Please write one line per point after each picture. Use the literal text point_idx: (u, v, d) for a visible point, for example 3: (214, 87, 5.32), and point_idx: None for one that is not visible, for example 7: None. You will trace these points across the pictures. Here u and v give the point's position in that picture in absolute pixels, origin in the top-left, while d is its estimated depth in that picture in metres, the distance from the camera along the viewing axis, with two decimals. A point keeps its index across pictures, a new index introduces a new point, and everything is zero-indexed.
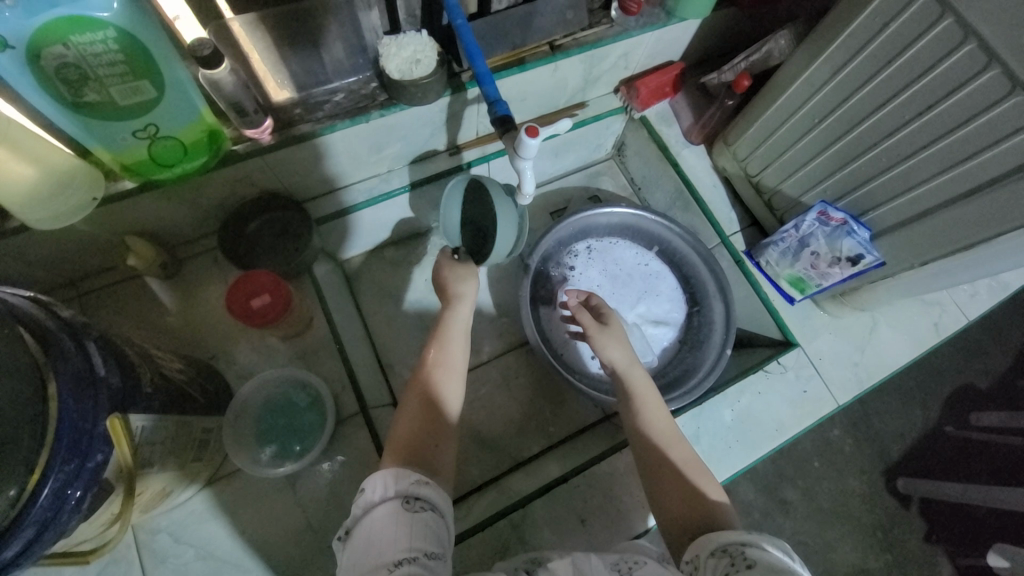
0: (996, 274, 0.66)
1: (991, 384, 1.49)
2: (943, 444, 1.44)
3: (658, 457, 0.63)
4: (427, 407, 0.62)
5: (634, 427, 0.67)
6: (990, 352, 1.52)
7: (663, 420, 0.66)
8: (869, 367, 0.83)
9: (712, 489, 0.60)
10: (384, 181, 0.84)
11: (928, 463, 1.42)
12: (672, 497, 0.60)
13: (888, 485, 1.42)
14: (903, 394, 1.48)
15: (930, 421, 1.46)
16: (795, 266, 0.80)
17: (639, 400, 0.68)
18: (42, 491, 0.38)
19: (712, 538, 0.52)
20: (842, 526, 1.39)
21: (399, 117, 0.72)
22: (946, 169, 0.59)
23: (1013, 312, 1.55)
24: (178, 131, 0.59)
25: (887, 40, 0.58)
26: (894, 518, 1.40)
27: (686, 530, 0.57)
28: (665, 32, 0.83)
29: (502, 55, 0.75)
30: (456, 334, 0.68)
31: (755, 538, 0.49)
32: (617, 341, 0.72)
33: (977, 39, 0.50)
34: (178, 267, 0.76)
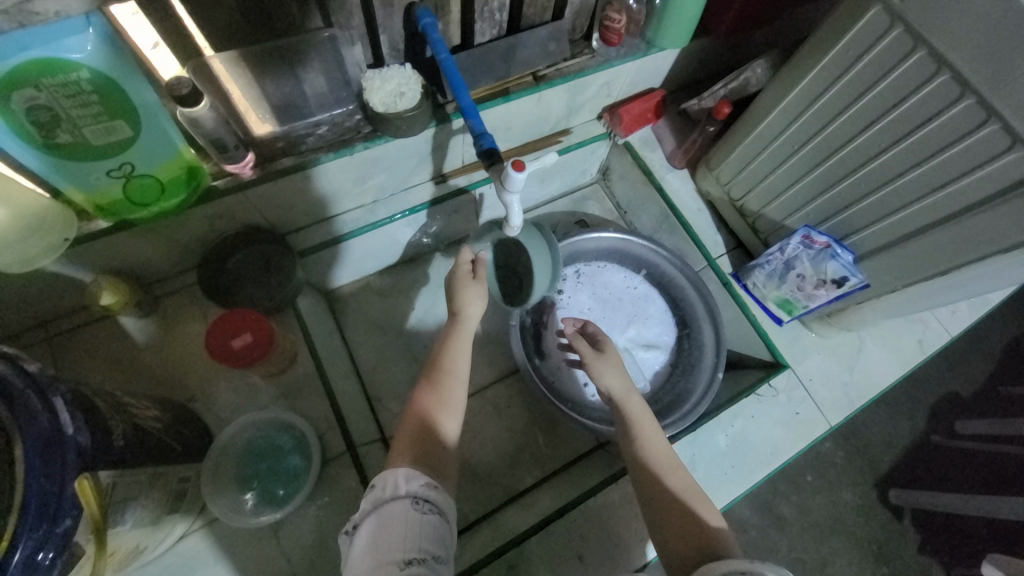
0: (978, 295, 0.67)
1: (976, 393, 1.52)
2: (932, 454, 1.45)
3: (657, 481, 0.62)
4: (428, 427, 0.59)
5: (634, 451, 0.65)
6: (971, 360, 1.55)
7: (659, 443, 0.65)
8: (859, 387, 0.83)
9: (711, 513, 0.60)
10: (369, 212, 0.83)
11: (918, 475, 1.43)
12: (674, 521, 0.59)
13: (880, 497, 1.43)
14: (891, 405, 1.50)
15: (917, 431, 1.48)
16: (782, 288, 0.81)
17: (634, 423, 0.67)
18: (13, 557, 0.36)
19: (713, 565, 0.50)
20: (837, 539, 1.39)
21: (384, 148, 0.72)
22: (925, 195, 0.60)
23: (993, 321, 1.59)
24: (154, 169, 0.57)
25: (863, 70, 0.60)
26: (888, 531, 1.40)
27: (687, 557, 0.56)
28: (646, 61, 0.84)
29: (487, 86, 0.76)
30: (460, 338, 0.67)
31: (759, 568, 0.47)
32: (614, 365, 0.71)
33: (950, 69, 0.52)
34: (155, 306, 0.74)
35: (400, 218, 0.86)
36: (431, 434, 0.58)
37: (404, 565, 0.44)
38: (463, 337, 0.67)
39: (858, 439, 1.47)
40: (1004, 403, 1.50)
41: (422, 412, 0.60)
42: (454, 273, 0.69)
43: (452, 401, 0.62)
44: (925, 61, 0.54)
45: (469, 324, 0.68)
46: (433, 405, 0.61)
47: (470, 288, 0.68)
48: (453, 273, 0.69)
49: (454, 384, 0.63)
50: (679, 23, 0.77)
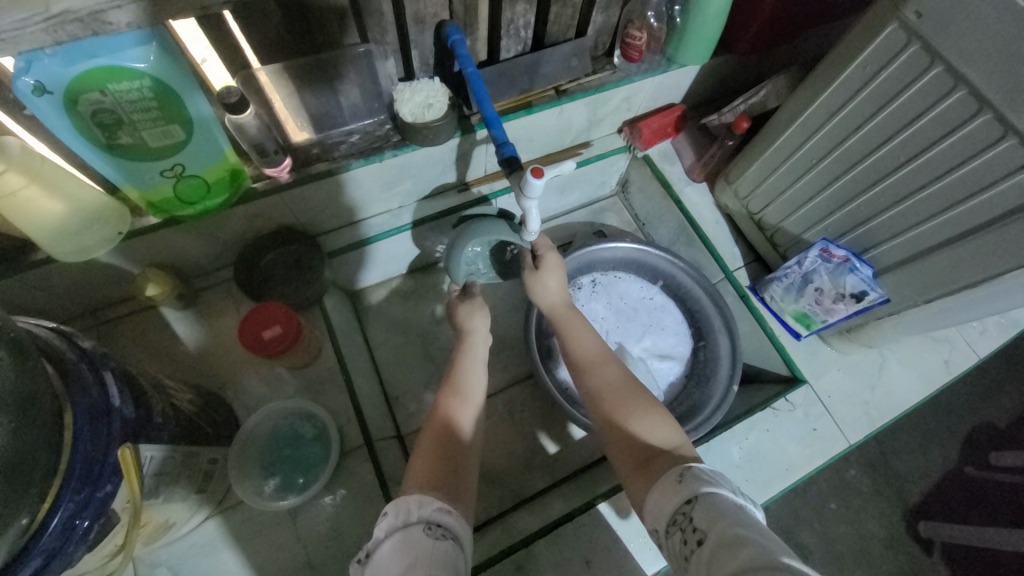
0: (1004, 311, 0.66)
1: (1012, 424, 1.46)
2: (964, 486, 1.40)
3: (603, 393, 0.65)
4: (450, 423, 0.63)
5: (578, 364, 0.70)
6: (1007, 390, 1.49)
7: (599, 355, 0.69)
8: (880, 406, 0.81)
9: (666, 421, 0.61)
10: (395, 216, 0.87)
11: (948, 506, 1.38)
12: (624, 429, 0.61)
13: (910, 531, 1.37)
14: (921, 433, 1.45)
15: (950, 462, 1.42)
16: (800, 301, 0.80)
17: (573, 334, 0.72)
18: (52, 520, 0.39)
19: (664, 497, 0.51)
20: (863, 572, 1.34)
21: (411, 156, 0.76)
22: (944, 211, 0.60)
23: None
24: (202, 169, 0.62)
25: (880, 85, 0.61)
26: (916, 565, 1.34)
27: (642, 464, 0.58)
28: (666, 77, 0.87)
29: (511, 99, 0.79)
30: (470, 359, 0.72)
31: (691, 489, 0.50)
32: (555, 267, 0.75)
33: (966, 86, 0.53)
34: (194, 299, 0.78)
35: (424, 223, 0.90)
36: (449, 427, 0.62)
37: None
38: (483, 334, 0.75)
39: (885, 466, 1.43)
40: None
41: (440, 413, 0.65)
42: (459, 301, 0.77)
43: (468, 396, 0.67)
44: (940, 77, 0.55)
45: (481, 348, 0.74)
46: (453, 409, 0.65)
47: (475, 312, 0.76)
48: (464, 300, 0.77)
49: (470, 375, 0.69)
50: (698, 39, 0.80)
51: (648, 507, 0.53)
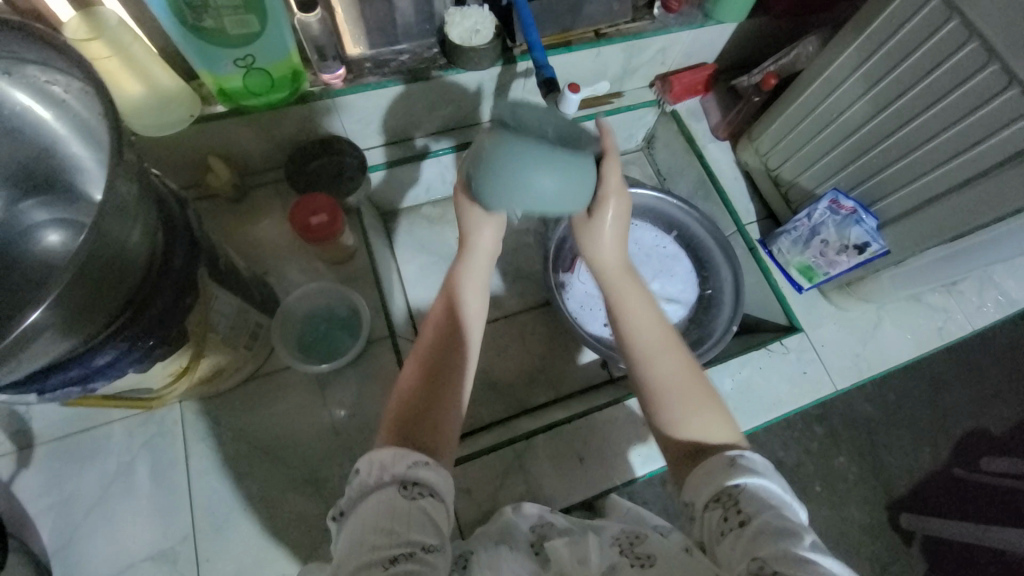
0: (986, 253, 0.73)
1: (1005, 432, 1.50)
2: (947, 483, 1.46)
3: (660, 370, 0.59)
4: (438, 375, 0.57)
5: (629, 334, 0.62)
6: (1005, 399, 1.53)
7: (658, 328, 0.62)
8: (870, 359, 0.86)
9: (714, 413, 0.57)
10: (431, 141, 0.93)
11: (930, 500, 1.44)
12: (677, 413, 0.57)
13: (892, 522, 1.42)
14: (916, 430, 1.48)
15: (939, 460, 1.47)
16: (805, 253, 0.85)
17: (625, 300, 0.64)
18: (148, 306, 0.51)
19: (710, 476, 0.51)
20: (839, 551, 1.40)
21: (454, 79, 0.81)
22: (946, 162, 0.65)
23: None
24: (271, 64, 0.69)
25: (902, 40, 0.64)
26: (893, 552, 1.40)
27: (689, 455, 0.55)
28: (701, 32, 0.91)
29: (552, 35, 0.84)
30: (467, 287, 0.64)
31: (740, 475, 0.49)
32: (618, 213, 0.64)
33: (979, 39, 0.57)
34: (246, 194, 0.85)
35: (458, 149, 0.94)
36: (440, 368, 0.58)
37: (389, 564, 0.41)
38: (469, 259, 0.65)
39: (875, 458, 1.45)
40: None
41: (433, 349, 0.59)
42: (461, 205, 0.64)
43: (462, 336, 0.61)
44: (958, 31, 0.58)
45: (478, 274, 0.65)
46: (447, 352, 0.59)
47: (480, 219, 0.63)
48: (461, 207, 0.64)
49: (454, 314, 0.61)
50: None
51: (687, 489, 0.53)
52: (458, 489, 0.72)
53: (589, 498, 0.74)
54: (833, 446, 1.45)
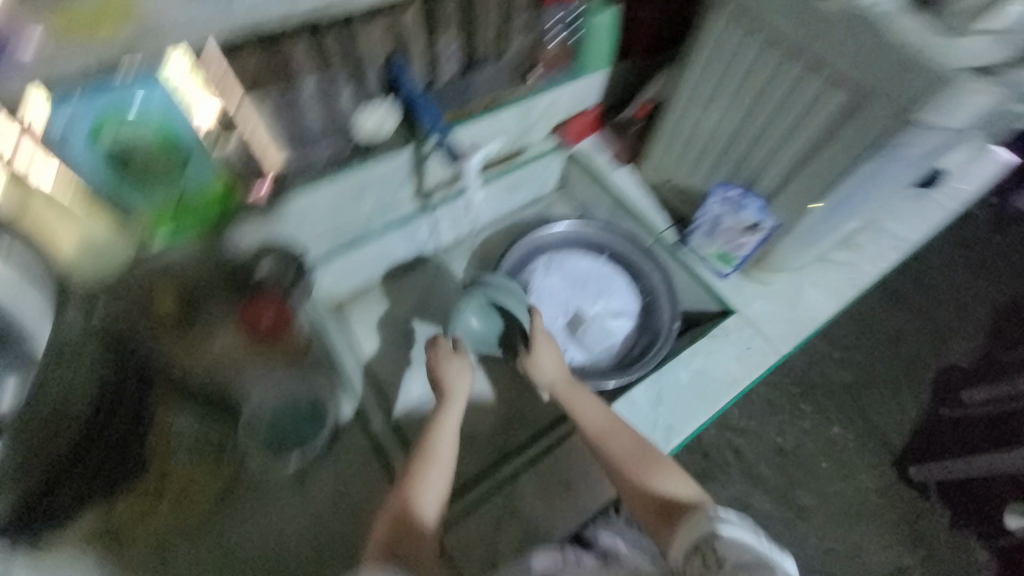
0: (856, 204, 0.84)
1: (973, 363, 1.66)
2: (941, 425, 1.59)
3: (618, 454, 0.73)
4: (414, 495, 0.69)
5: (588, 435, 0.77)
6: (957, 333, 1.69)
7: (602, 417, 0.77)
8: (802, 321, 0.94)
9: (680, 475, 0.71)
10: (365, 225, 1.00)
11: (930, 446, 1.56)
12: (637, 481, 0.71)
13: (902, 475, 1.53)
14: (890, 384, 1.61)
15: (924, 407, 1.60)
16: (715, 243, 0.95)
17: (583, 402, 0.80)
18: None
19: (688, 531, 0.63)
20: (864, 522, 1.49)
21: (374, 168, 0.91)
22: (793, 139, 0.77)
23: (963, 294, 1.77)
24: (198, 194, 0.76)
25: (727, 56, 0.79)
26: (913, 508, 1.51)
27: (660, 514, 0.69)
28: (579, 84, 1.06)
29: (454, 112, 0.96)
30: (450, 415, 0.78)
31: (713, 525, 0.61)
32: (546, 339, 0.87)
33: (780, 42, 0.71)
34: (192, 315, 0.81)
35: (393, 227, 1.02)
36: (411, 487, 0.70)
37: None
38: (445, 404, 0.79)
39: (865, 419, 1.57)
40: (998, 370, 1.66)
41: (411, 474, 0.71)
42: (434, 355, 0.82)
43: (438, 457, 0.73)
44: (765, 42, 0.73)
45: (456, 406, 0.79)
46: (417, 503, 0.69)
47: (451, 363, 0.81)
48: (433, 353, 0.82)
49: (434, 449, 0.74)
50: (597, 49, 1.01)
51: (672, 547, 0.64)
52: (456, 548, 0.72)
53: (582, 521, 0.76)
54: (824, 421, 1.56)
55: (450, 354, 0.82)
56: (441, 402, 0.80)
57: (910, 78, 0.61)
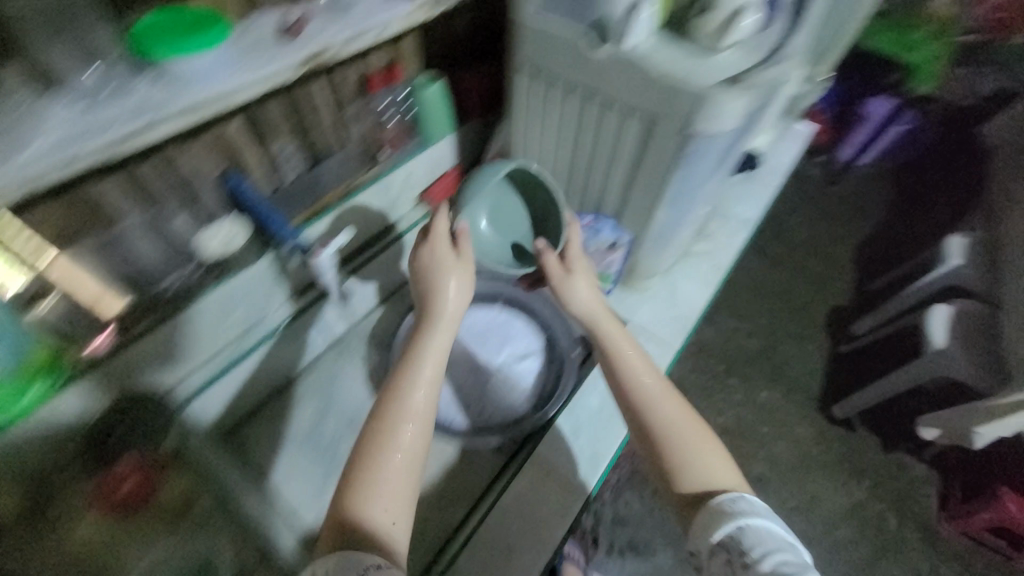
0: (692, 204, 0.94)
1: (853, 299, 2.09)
2: (844, 362, 1.92)
3: (654, 425, 0.75)
4: (386, 449, 0.68)
5: (626, 392, 0.78)
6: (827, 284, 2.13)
7: (655, 380, 0.79)
8: (684, 317, 1.03)
9: (717, 455, 0.74)
10: (240, 342, 0.95)
11: (846, 380, 1.88)
12: (659, 445, 0.74)
13: (828, 417, 1.79)
14: (795, 338, 1.96)
15: (823, 350, 1.95)
16: (590, 267, 1.01)
17: (629, 360, 0.80)
18: None
19: (710, 526, 0.66)
20: (812, 470, 1.71)
21: (231, 284, 0.87)
22: (616, 164, 0.86)
23: (815, 256, 2.21)
24: (18, 364, 0.69)
25: (540, 107, 0.87)
26: (848, 440, 1.76)
27: (691, 499, 0.71)
28: (430, 151, 1.10)
29: (306, 211, 0.94)
30: (422, 358, 0.76)
31: (738, 519, 0.65)
32: (587, 285, 0.86)
33: (574, 88, 0.80)
34: (48, 502, 0.76)
35: (275, 334, 0.99)
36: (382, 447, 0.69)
37: None
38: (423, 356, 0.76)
39: (784, 375, 1.88)
40: (869, 299, 2.08)
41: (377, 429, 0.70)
42: (422, 263, 0.83)
43: (408, 411, 0.71)
44: (565, 89, 0.81)
45: (435, 349, 0.77)
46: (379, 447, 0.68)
47: (449, 283, 0.82)
48: (424, 253, 0.84)
49: (405, 404, 0.72)
50: (436, 115, 1.06)
51: (693, 531, 0.68)
52: None
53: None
54: (753, 387, 1.84)
55: (434, 274, 0.82)
56: (417, 349, 0.77)
57: (679, 99, 0.70)
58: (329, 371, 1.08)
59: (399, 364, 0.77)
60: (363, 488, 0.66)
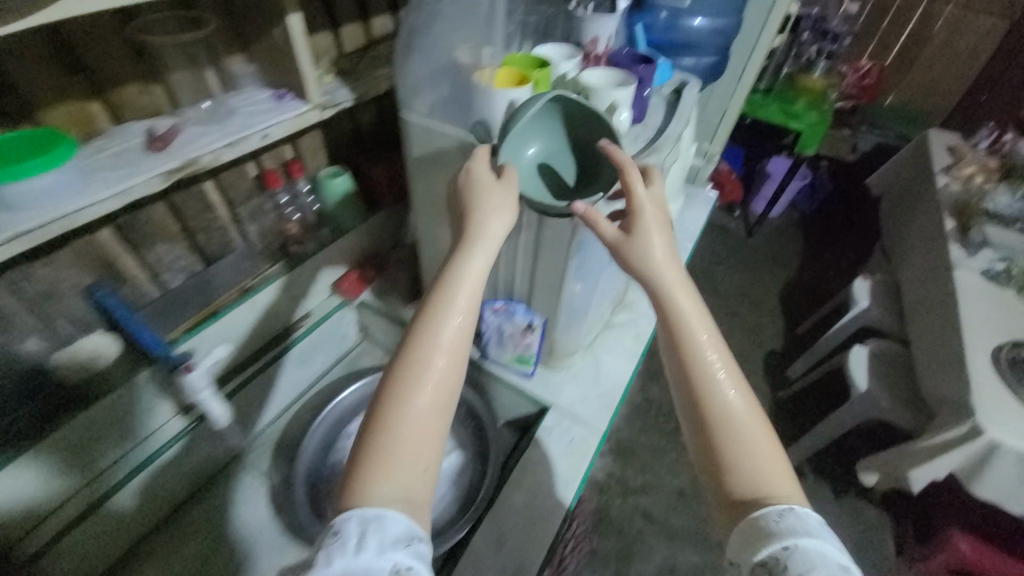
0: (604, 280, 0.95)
1: (786, 342, 2.17)
2: (787, 408, 1.95)
3: (717, 397, 0.57)
4: (412, 405, 0.51)
5: (685, 356, 0.59)
6: (761, 330, 2.22)
7: (716, 347, 0.60)
8: (609, 392, 1.01)
9: (774, 453, 0.56)
10: (112, 473, 0.81)
11: (793, 426, 1.90)
12: (712, 436, 0.56)
13: None
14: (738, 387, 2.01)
15: (767, 397, 1.98)
16: (509, 348, 0.98)
17: (691, 321, 0.61)
18: None
19: (748, 544, 0.51)
20: None
21: (99, 409, 0.75)
22: (516, 252, 0.86)
23: (747, 304, 2.32)
24: None
25: (437, 201, 0.88)
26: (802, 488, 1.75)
27: (737, 504, 0.54)
28: (341, 242, 1.06)
29: (195, 313, 0.86)
30: (452, 290, 0.57)
31: (781, 534, 0.49)
32: (660, 229, 0.65)
33: (462, 184, 0.82)
34: None
35: (133, 476, 0.82)
36: (404, 399, 0.51)
37: None
38: (455, 290, 0.56)
39: None
40: (802, 341, 2.17)
41: (405, 374, 0.53)
42: (468, 182, 0.65)
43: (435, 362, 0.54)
44: (455, 185, 0.83)
45: (467, 283, 0.58)
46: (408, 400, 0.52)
47: (495, 208, 0.62)
48: (471, 176, 0.65)
49: (425, 352, 0.54)
50: (345, 208, 1.05)
51: (731, 547, 0.53)
52: None
53: None
54: None
55: (479, 191, 0.63)
56: (443, 284, 0.57)
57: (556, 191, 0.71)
58: (229, 492, 0.96)
59: (426, 296, 0.57)
60: (387, 442, 0.50)
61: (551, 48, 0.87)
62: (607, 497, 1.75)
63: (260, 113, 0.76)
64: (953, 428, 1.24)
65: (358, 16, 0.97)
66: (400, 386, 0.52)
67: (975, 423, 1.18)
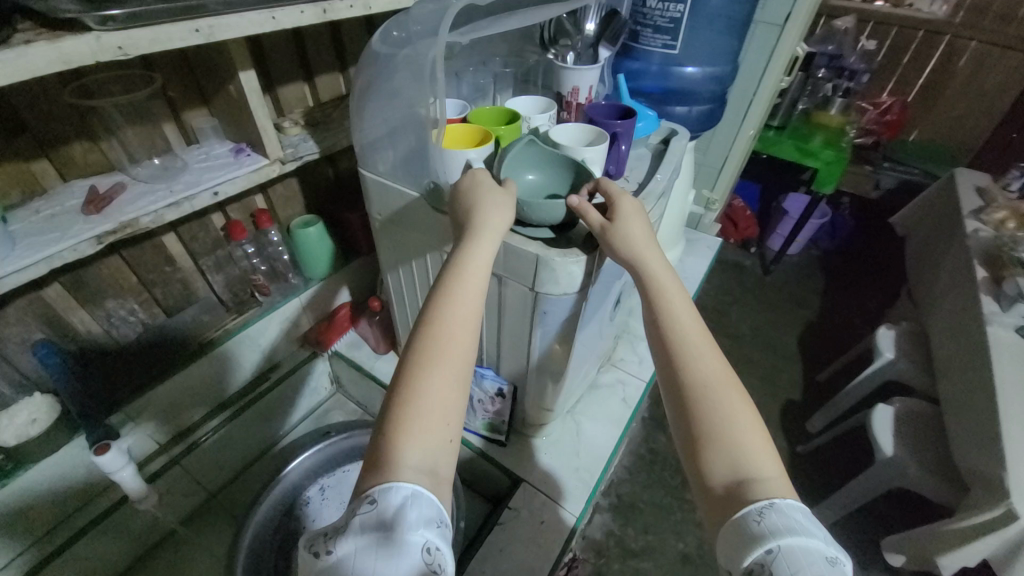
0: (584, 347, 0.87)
1: (805, 390, 2.00)
2: (806, 464, 1.76)
3: (701, 378, 0.54)
4: (428, 374, 0.51)
5: (669, 336, 0.57)
6: (779, 375, 2.05)
7: (699, 331, 0.57)
8: (589, 467, 0.92)
9: (763, 443, 0.51)
10: (46, 543, 0.78)
11: (814, 486, 1.71)
12: (692, 418, 0.52)
13: None
14: None
15: (785, 451, 1.81)
16: (479, 414, 0.92)
17: (670, 302, 0.58)
18: None
19: (733, 548, 0.45)
20: None
21: (35, 472, 0.73)
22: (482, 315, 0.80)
23: (763, 347, 2.16)
24: None
25: (402, 256, 0.83)
26: None
27: (722, 497, 0.49)
28: (311, 291, 1.03)
29: (149, 371, 0.85)
30: (461, 267, 0.57)
31: (765, 537, 0.43)
32: (638, 214, 0.62)
33: (425, 243, 0.77)
34: None
35: (72, 543, 0.79)
36: (422, 370, 0.51)
37: None
38: (466, 272, 0.56)
39: None
40: (822, 390, 1.99)
41: (422, 346, 0.53)
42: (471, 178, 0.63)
43: (449, 331, 0.54)
44: (418, 243, 0.78)
45: (477, 257, 0.57)
46: (423, 372, 0.51)
47: (496, 198, 0.61)
48: (471, 179, 0.63)
49: (444, 330, 0.53)
50: (317, 258, 1.01)
51: (718, 545, 0.47)
52: None
53: None
54: None
55: (482, 180, 0.63)
56: (458, 264, 0.57)
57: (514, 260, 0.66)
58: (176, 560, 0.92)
59: (442, 275, 0.58)
60: (411, 410, 0.49)
61: (526, 98, 0.83)
62: (603, 559, 1.50)
63: (214, 169, 0.73)
64: (986, 511, 1.08)
65: (335, 66, 0.96)
66: (416, 358, 0.52)
67: (1009, 506, 1.03)
